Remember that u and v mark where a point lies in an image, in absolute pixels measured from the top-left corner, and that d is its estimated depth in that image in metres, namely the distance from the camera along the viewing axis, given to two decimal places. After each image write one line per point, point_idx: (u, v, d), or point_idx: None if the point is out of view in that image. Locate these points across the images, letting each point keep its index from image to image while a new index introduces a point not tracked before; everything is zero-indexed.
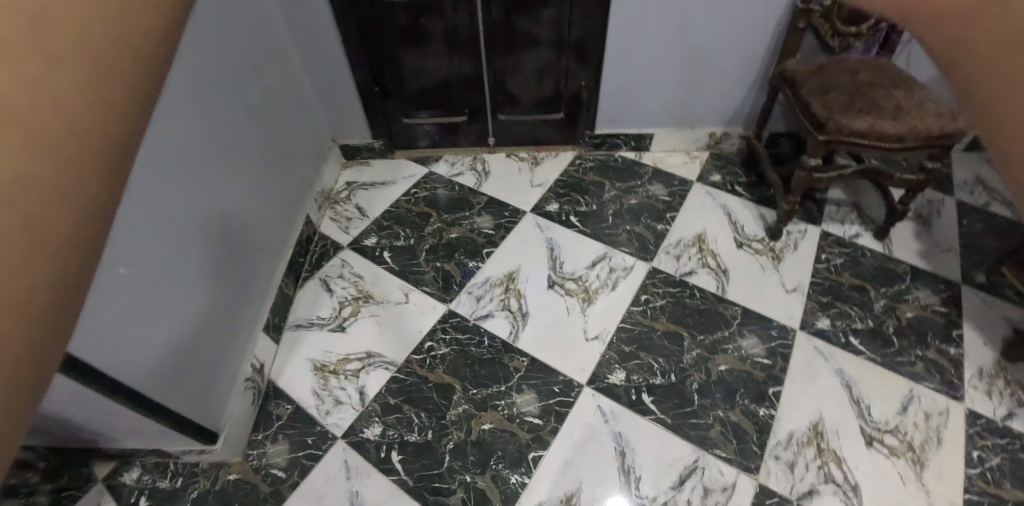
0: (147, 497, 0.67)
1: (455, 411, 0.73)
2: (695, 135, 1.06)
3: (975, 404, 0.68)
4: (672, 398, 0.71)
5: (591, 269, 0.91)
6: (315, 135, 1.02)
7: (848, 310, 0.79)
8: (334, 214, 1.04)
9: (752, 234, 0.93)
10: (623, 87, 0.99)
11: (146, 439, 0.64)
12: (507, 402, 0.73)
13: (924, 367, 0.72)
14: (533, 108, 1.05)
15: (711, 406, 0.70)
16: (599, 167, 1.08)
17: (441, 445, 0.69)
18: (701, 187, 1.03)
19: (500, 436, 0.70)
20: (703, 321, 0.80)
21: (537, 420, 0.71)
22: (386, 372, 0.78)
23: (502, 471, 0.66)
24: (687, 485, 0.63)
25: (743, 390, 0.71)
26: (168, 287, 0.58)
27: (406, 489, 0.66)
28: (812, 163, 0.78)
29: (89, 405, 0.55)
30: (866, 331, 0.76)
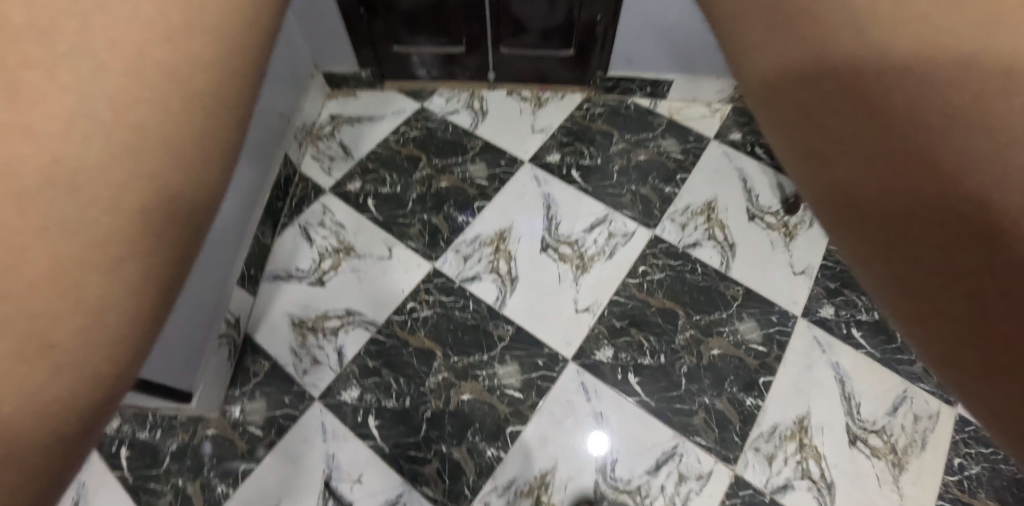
0: (127, 447, 0.67)
1: (435, 378, 0.71)
2: (720, 85, 0.94)
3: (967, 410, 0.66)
4: (659, 381, 0.69)
5: (589, 233, 0.84)
6: (296, 61, 0.90)
7: (855, 298, 0.75)
8: (316, 152, 0.95)
9: (766, 205, 0.85)
10: (646, 24, 0.85)
11: None
12: (488, 372, 0.71)
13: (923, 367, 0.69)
14: (540, 40, 0.91)
15: (698, 391, 0.68)
16: (608, 114, 0.97)
17: (419, 413, 0.69)
18: (719, 146, 0.93)
19: (479, 408, 0.68)
20: (701, 300, 0.76)
21: (517, 393, 0.69)
22: (366, 331, 0.75)
23: (479, 444, 0.66)
24: (663, 470, 0.63)
25: (732, 377, 0.69)
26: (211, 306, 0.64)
27: (382, 455, 0.66)
28: None
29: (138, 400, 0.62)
30: (870, 323, 0.73)
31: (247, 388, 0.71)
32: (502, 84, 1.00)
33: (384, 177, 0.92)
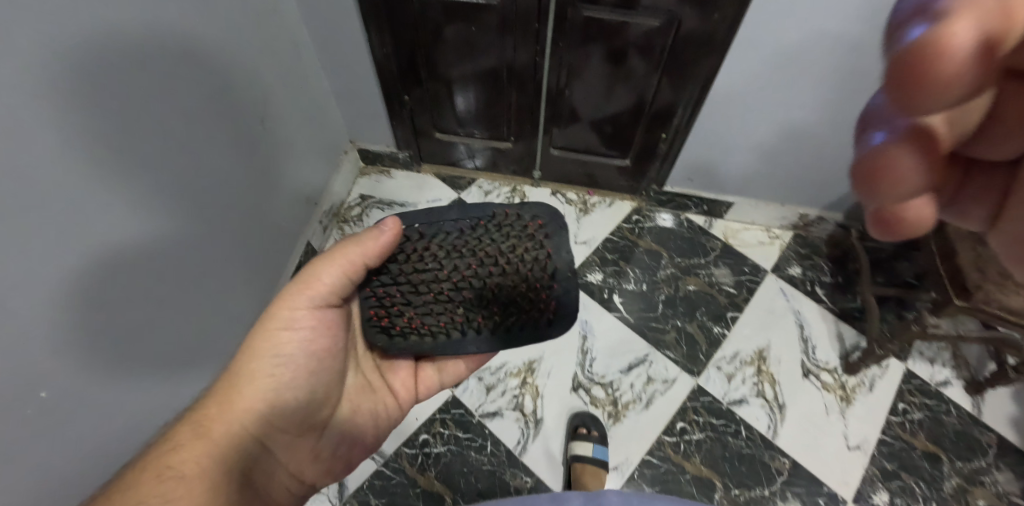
0: None
1: None
2: (783, 212, 1.02)
3: None
4: None
5: (625, 375, 0.85)
6: (332, 135, 0.97)
7: (912, 484, 0.81)
8: (341, 237, 0.99)
9: (823, 361, 0.89)
10: (713, 145, 0.93)
11: (154, 325, 0.57)
12: None
13: None
14: (599, 149, 1.01)
15: None
16: (657, 233, 1.02)
17: None
18: (775, 280, 0.98)
19: None
20: (743, 472, 0.79)
21: None
22: (372, 462, 0.77)
23: None
24: None
25: None
26: (191, 271, 0.64)
27: None
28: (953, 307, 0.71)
29: (120, 312, 0.51)
30: None
31: None
32: (547, 183, 1.08)
33: None
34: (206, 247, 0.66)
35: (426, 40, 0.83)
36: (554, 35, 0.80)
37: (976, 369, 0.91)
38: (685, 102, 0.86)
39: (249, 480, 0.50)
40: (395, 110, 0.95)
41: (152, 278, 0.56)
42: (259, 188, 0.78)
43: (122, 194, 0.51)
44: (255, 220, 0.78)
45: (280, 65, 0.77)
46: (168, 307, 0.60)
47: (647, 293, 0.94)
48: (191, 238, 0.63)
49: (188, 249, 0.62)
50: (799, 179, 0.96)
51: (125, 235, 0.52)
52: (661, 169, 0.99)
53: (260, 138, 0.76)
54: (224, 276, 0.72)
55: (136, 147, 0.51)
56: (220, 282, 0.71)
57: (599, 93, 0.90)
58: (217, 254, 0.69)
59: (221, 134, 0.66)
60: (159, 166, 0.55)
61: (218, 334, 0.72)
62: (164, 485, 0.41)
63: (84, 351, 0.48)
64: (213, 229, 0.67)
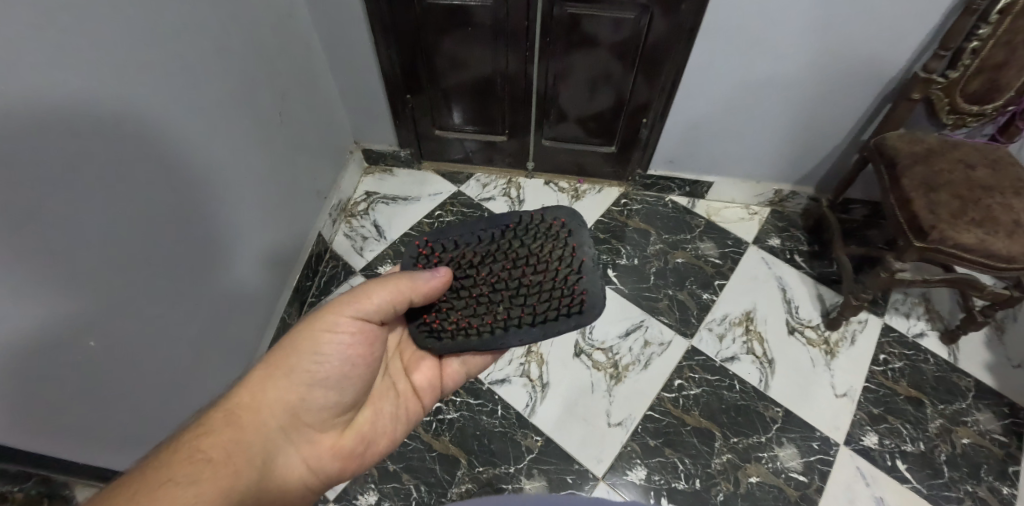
0: None
1: (457, 489, 0.76)
2: (758, 190, 1.11)
3: None
4: None
5: (623, 340, 0.91)
6: (338, 136, 1.05)
7: (900, 427, 0.86)
8: (349, 229, 1.05)
9: (806, 318, 0.96)
10: (690, 128, 1.02)
11: (184, 290, 0.63)
12: (514, 487, 0.77)
13: None
14: (585, 138, 1.09)
15: None
16: (645, 213, 1.10)
17: None
18: (757, 250, 1.05)
19: None
20: (740, 422, 0.83)
21: None
22: None
23: None
24: None
25: None
26: (220, 248, 0.69)
27: None
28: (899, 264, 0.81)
29: (154, 271, 0.56)
30: (917, 455, 0.84)
31: (351, 488, 0.76)
32: (540, 174, 1.16)
33: None
34: (234, 225, 0.72)
35: (426, 41, 0.91)
36: (542, 31, 0.89)
37: (946, 320, 0.98)
38: (660, 93, 0.96)
39: (272, 474, 0.51)
40: (399, 109, 1.03)
41: (186, 245, 0.62)
42: (278, 178, 0.84)
43: (169, 169, 0.58)
44: (274, 208, 0.84)
45: (295, 67, 0.85)
46: (198, 275, 0.65)
47: (639, 266, 1.01)
48: (219, 215, 0.68)
49: (218, 225, 0.68)
50: (771, 155, 1.04)
51: (169, 206, 0.58)
52: (645, 153, 1.08)
53: (279, 131, 0.83)
54: (249, 254, 0.77)
55: (177, 123, 0.58)
56: (245, 261, 0.76)
57: (584, 85, 0.98)
58: (244, 234, 0.75)
59: (246, 123, 0.73)
60: (196, 143, 0.62)
61: (240, 312, 0.77)
62: (192, 467, 0.43)
63: (128, 304, 0.53)
64: (239, 210, 0.73)
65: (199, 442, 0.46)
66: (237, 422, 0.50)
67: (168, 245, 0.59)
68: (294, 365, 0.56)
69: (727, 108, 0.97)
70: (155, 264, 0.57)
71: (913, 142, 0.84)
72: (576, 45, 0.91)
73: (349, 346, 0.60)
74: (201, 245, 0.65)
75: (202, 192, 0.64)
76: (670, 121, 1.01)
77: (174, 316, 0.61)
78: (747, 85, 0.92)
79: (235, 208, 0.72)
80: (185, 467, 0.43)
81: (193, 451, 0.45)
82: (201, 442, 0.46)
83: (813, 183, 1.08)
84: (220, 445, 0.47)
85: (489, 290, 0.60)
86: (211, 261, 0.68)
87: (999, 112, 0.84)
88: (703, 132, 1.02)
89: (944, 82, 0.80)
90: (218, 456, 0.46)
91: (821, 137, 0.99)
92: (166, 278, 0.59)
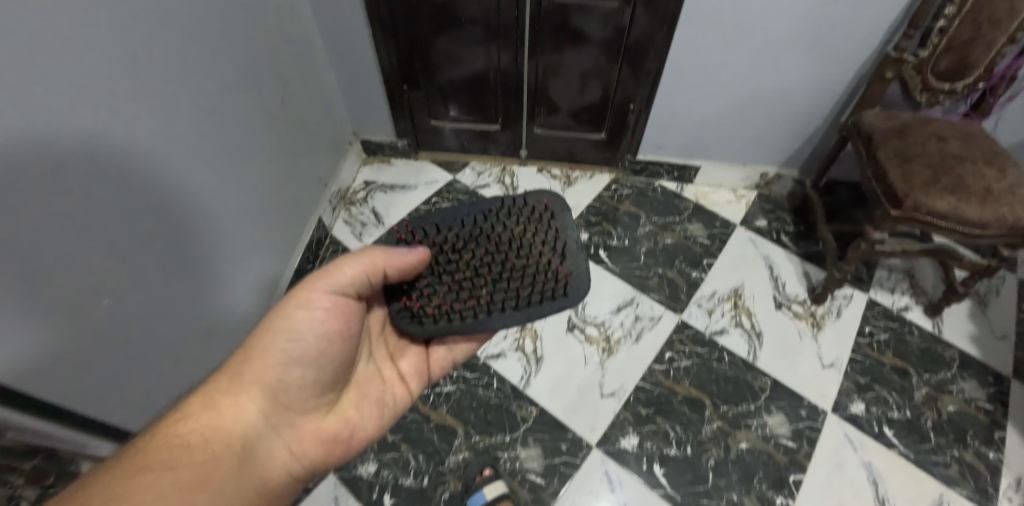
0: (391, 494, 0.75)
1: (455, 458, 0.78)
2: (745, 173, 1.14)
3: None
4: (685, 473, 0.78)
5: (615, 315, 0.93)
6: (337, 127, 1.09)
7: (886, 396, 0.88)
8: (349, 216, 1.08)
9: (793, 294, 0.98)
10: (675, 113, 1.05)
11: (189, 259, 0.67)
12: (510, 455, 0.79)
13: (957, 470, 0.82)
14: (575, 125, 1.12)
15: (726, 488, 0.77)
16: (635, 197, 1.13)
17: (436, 494, 0.76)
18: (744, 231, 1.08)
19: None
20: (729, 391, 0.86)
21: (539, 478, 0.77)
22: None
23: None
24: None
25: (762, 473, 0.79)
26: (220, 223, 0.73)
27: None
28: (876, 235, 0.83)
29: (160, 239, 0.61)
30: (903, 422, 0.86)
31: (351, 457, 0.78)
32: (533, 162, 1.20)
33: None
34: (233, 202, 0.76)
35: (420, 32, 0.95)
36: (531, 21, 0.92)
37: (930, 294, 1.01)
38: (646, 80, 1.00)
39: (255, 458, 0.50)
40: (396, 100, 1.07)
41: (190, 216, 0.66)
42: (278, 161, 0.88)
43: (173, 144, 0.61)
44: (273, 190, 0.87)
45: (294, 57, 0.89)
46: (202, 247, 0.69)
47: (630, 246, 1.04)
48: (218, 191, 0.72)
49: (220, 200, 0.72)
50: (755, 138, 1.08)
51: (172, 177, 0.62)
52: (634, 139, 1.11)
53: (279, 116, 0.86)
54: (247, 232, 0.80)
55: (179, 101, 0.62)
56: (229, 245, 0.76)
57: (574, 73, 1.02)
58: (243, 210, 0.79)
59: (248, 107, 0.77)
60: (197, 121, 0.65)
61: (241, 287, 0.80)
62: (169, 453, 0.43)
63: (136, 265, 0.57)
64: (239, 188, 0.77)
65: (170, 438, 0.45)
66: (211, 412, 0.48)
67: (172, 215, 0.62)
68: (270, 348, 0.53)
69: (710, 93, 1.01)
70: (162, 232, 0.61)
71: (889, 119, 0.87)
72: (564, 34, 0.94)
73: (329, 324, 0.56)
74: (203, 219, 0.69)
75: (204, 168, 0.68)
76: (656, 107, 1.05)
77: (178, 283, 0.65)
78: (728, 71, 0.96)
79: (235, 186, 0.76)
80: (154, 462, 0.42)
81: (163, 447, 0.44)
82: (170, 438, 0.44)
83: (797, 165, 1.11)
84: (190, 439, 0.45)
85: (472, 274, 0.58)
86: (212, 235, 0.72)
87: (970, 89, 0.87)
88: (688, 117, 1.06)
89: (914, 61, 0.84)
90: (189, 451, 0.44)
91: (802, 119, 1.03)
92: (171, 246, 0.63)
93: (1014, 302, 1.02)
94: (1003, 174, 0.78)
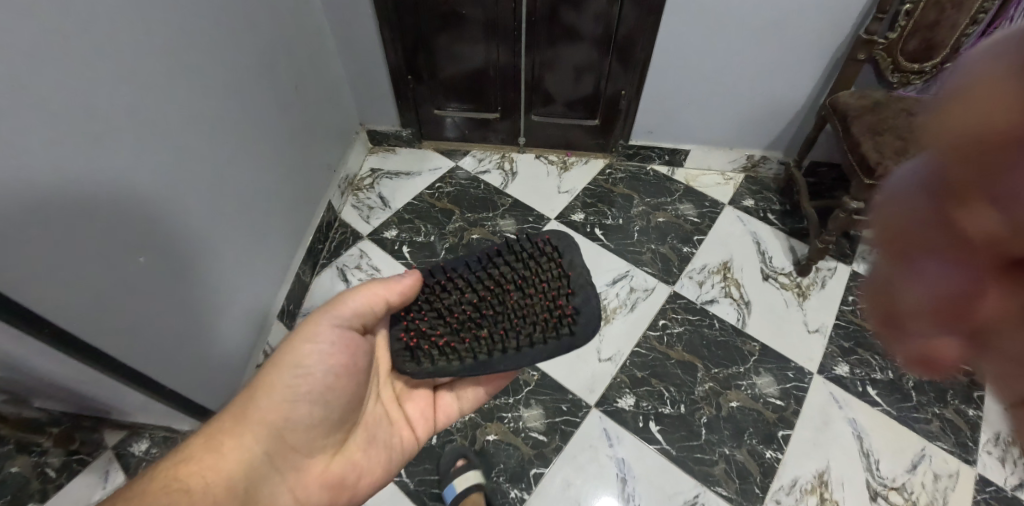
0: None
1: (462, 418, 0.83)
2: (732, 156, 1.20)
3: (988, 470, 0.83)
4: (679, 429, 0.82)
5: (611, 287, 0.98)
6: (345, 117, 1.15)
7: (870, 358, 0.93)
8: (356, 201, 1.14)
9: (779, 267, 1.04)
10: (664, 99, 1.11)
11: (222, 229, 0.73)
12: (513, 415, 0.83)
13: (939, 426, 0.86)
14: (570, 112, 1.18)
15: (718, 443, 0.81)
16: (628, 180, 1.19)
17: (444, 451, 0.80)
18: (733, 210, 1.13)
19: (503, 449, 0.80)
20: (720, 355, 0.90)
21: (541, 436, 0.81)
22: None
23: (503, 485, 0.77)
24: None
25: (753, 430, 0.83)
26: (247, 197, 0.79)
27: (406, 491, 0.76)
28: (854, 205, 0.89)
29: (199, 207, 0.67)
30: (886, 382, 0.90)
31: None
32: (531, 149, 1.26)
33: (419, 227, 1.09)
34: (255, 179, 0.81)
35: (421, 25, 1.01)
36: (527, 11, 0.98)
37: None
38: (636, 67, 1.05)
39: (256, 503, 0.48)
40: (401, 91, 1.13)
41: (222, 187, 0.72)
42: (293, 144, 0.93)
43: (205, 123, 0.67)
44: (289, 172, 0.92)
45: (304, 47, 0.95)
46: (231, 218, 0.75)
47: (624, 225, 1.09)
48: (242, 169, 0.77)
49: (247, 176, 0.78)
50: (742, 122, 1.14)
51: (206, 149, 0.68)
52: (626, 125, 1.17)
53: (290, 101, 0.91)
54: (267, 208, 0.86)
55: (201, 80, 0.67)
56: (232, 230, 0.76)
57: (568, 62, 1.07)
58: (264, 186, 0.84)
59: (264, 90, 0.82)
60: (221, 100, 0.70)
61: (262, 257, 0.86)
62: (167, 497, 0.43)
63: (179, 227, 0.64)
64: (262, 167, 0.83)
65: (173, 479, 0.45)
66: (214, 453, 0.47)
67: (208, 186, 0.69)
68: (274, 387, 0.51)
69: (696, 79, 1.07)
70: (199, 200, 0.67)
71: (864, 97, 0.93)
72: (557, 25, 1.00)
73: (337, 358, 0.54)
74: (232, 194, 0.75)
75: (232, 146, 0.74)
76: (646, 92, 1.11)
77: (214, 251, 0.71)
78: (710, 60, 1.03)
79: (258, 164, 0.82)
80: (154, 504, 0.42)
81: (166, 488, 0.44)
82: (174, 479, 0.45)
83: (782, 147, 1.17)
84: (188, 484, 0.45)
85: (480, 314, 0.55)
86: (242, 209, 0.78)
87: (939, 68, 0.93)
88: (676, 103, 1.12)
89: (885, 43, 0.89)
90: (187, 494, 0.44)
91: (785, 102, 1.08)
92: (207, 214, 0.69)
93: None
94: None
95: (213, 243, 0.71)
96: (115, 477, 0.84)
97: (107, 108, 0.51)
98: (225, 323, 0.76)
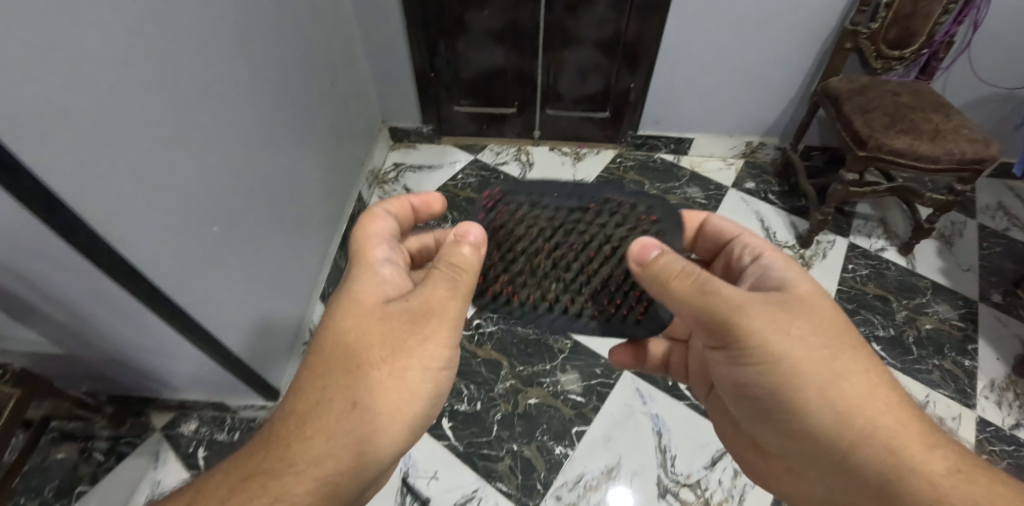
0: (450, 416, 0.84)
1: (503, 384, 0.88)
2: (732, 143, 1.29)
3: (986, 413, 0.90)
4: None
5: None
6: (370, 114, 1.20)
7: (872, 318, 1.01)
8: (383, 193, 1.19)
9: (783, 240, 1.12)
10: (669, 91, 1.20)
11: (268, 207, 0.78)
12: (552, 380, 0.88)
13: (940, 376, 0.94)
14: (581, 106, 1.26)
15: None
16: (638, 168, 1.27)
17: (489, 415, 0.84)
18: (736, 192, 1.22)
19: (545, 410, 0.85)
20: None
21: (579, 397, 0.86)
22: None
23: (547, 442, 0.81)
24: (719, 465, 0.79)
25: None
26: (286, 178, 0.84)
27: (457, 453, 0.80)
28: (849, 177, 0.98)
29: (250, 183, 0.72)
30: (889, 338, 0.98)
31: None
32: (544, 142, 1.33)
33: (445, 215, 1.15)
34: (293, 164, 0.86)
35: (444, 27, 1.08)
36: (543, 12, 1.05)
37: (899, 234, 1.16)
38: (644, 62, 1.14)
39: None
40: (423, 89, 1.20)
41: (267, 167, 0.77)
42: (327, 135, 0.99)
43: (255, 109, 0.72)
44: (323, 160, 0.97)
45: (336, 46, 1.01)
46: (274, 198, 0.80)
47: None
48: (282, 154, 0.82)
49: (286, 159, 0.83)
50: (740, 111, 1.23)
51: (256, 132, 0.73)
52: (634, 116, 1.26)
53: (324, 95, 0.96)
54: (303, 194, 0.90)
55: (256, 69, 0.72)
56: (276, 211, 0.81)
57: (580, 60, 1.15)
58: (302, 171, 0.89)
59: (303, 82, 0.88)
60: (265, 88, 0.75)
61: (302, 239, 0.90)
62: None
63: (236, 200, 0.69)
64: (298, 153, 0.88)
65: None
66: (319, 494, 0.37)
67: (257, 164, 0.74)
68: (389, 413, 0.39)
69: (697, 71, 1.15)
70: (251, 177, 0.72)
71: (852, 83, 1.03)
72: (572, 24, 1.08)
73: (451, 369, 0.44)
74: (274, 175, 0.79)
75: (275, 130, 0.79)
76: (652, 84, 1.19)
77: (261, 227, 0.76)
78: (711, 53, 1.11)
79: (296, 150, 0.87)
80: None
81: None
82: None
83: (778, 133, 1.27)
84: None
85: (556, 268, 0.50)
86: (282, 191, 0.83)
87: (916, 54, 1.04)
88: (680, 94, 1.20)
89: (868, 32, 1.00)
90: None
91: (779, 91, 1.18)
92: (256, 191, 0.74)
93: (978, 239, 1.16)
94: (949, 118, 0.94)
95: (261, 219, 0.76)
96: (165, 457, 0.86)
97: (190, 91, 0.57)
98: (276, 310, 0.82)
